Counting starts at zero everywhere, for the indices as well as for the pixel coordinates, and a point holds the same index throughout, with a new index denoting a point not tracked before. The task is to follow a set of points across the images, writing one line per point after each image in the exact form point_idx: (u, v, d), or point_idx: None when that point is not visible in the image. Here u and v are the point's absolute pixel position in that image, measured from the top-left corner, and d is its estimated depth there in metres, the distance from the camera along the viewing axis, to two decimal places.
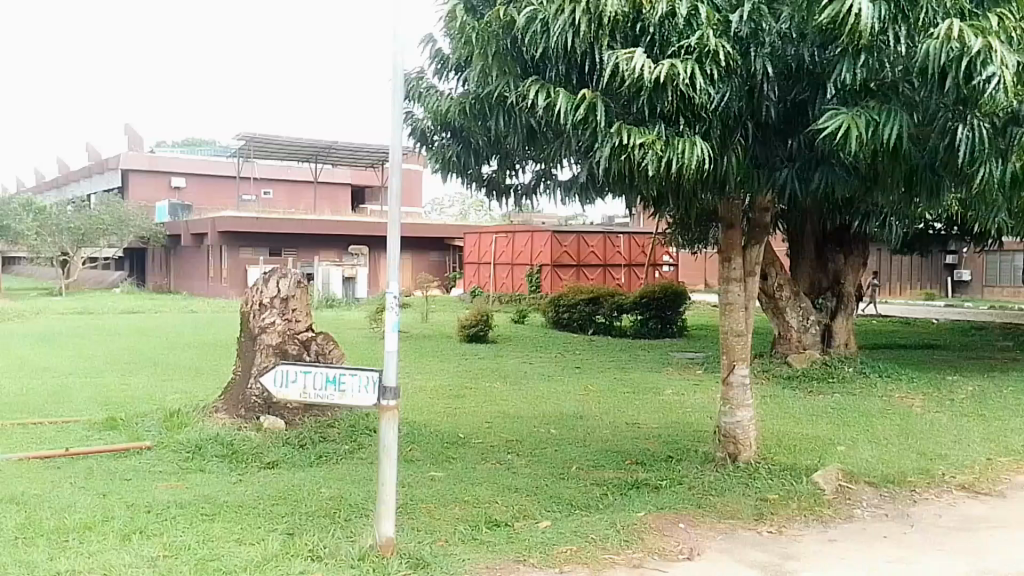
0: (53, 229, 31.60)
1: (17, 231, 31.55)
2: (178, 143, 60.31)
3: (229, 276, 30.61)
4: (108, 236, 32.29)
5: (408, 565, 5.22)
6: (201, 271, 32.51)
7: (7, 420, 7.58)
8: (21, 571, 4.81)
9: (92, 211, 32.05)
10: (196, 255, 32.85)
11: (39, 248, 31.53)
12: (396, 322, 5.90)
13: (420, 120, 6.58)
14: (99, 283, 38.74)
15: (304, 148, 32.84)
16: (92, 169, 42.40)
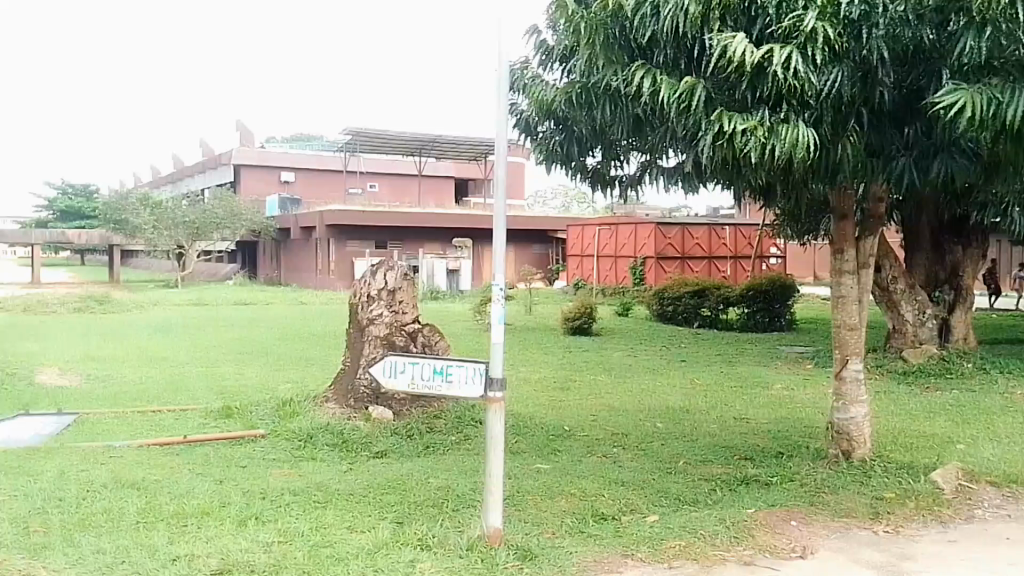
0: (169, 222, 32.37)
1: (134, 225, 32.33)
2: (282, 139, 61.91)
3: (337, 269, 31.27)
4: (218, 232, 33.02)
5: (517, 556, 5.22)
6: (308, 265, 33.20)
7: (128, 408, 7.91)
8: (146, 555, 4.98)
9: (206, 206, 32.86)
10: (304, 247, 33.61)
11: (155, 240, 32.39)
12: (501, 314, 5.80)
13: (526, 111, 6.61)
14: (214, 276, 39.56)
15: (409, 143, 33.34)
16: (206, 164, 43.64)
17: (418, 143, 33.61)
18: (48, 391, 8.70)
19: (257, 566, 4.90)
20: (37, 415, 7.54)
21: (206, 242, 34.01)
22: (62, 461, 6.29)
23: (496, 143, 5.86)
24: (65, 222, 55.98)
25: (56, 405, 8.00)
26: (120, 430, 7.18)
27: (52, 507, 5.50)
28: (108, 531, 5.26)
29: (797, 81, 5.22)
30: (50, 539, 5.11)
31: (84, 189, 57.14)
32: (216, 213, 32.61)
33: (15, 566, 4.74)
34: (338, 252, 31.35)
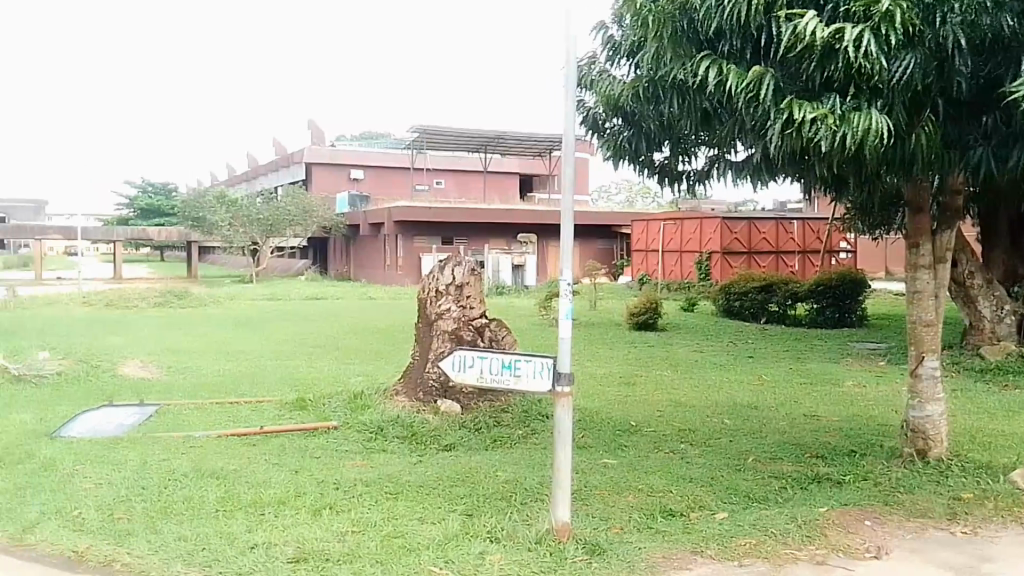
0: (245, 220, 33.60)
1: (212, 223, 33.64)
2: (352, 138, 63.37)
3: (405, 266, 31.77)
4: (291, 228, 33.98)
5: (586, 551, 5.22)
6: (377, 262, 33.80)
7: (207, 400, 8.20)
8: (226, 543, 5.14)
9: (280, 203, 33.84)
10: (372, 244, 34.22)
11: (231, 238, 33.65)
12: (569, 309, 5.80)
13: (592, 107, 6.64)
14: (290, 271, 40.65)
15: (474, 139, 33.70)
16: (279, 163, 45.06)
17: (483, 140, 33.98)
18: (133, 382, 9.08)
19: (332, 555, 5.02)
20: (121, 406, 7.86)
21: (279, 239, 35.03)
22: (145, 450, 6.54)
23: (563, 137, 5.81)
24: (145, 221, 57.44)
25: (140, 397, 8.34)
26: (200, 421, 7.44)
27: (135, 495, 5.70)
28: (189, 518, 5.43)
29: (870, 64, 5.04)
30: (135, 526, 5.30)
31: (164, 189, 58.78)
32: (289, 210, 33.54)
33: (103, 552, 4.94)
34: (406, 250, 31.81)
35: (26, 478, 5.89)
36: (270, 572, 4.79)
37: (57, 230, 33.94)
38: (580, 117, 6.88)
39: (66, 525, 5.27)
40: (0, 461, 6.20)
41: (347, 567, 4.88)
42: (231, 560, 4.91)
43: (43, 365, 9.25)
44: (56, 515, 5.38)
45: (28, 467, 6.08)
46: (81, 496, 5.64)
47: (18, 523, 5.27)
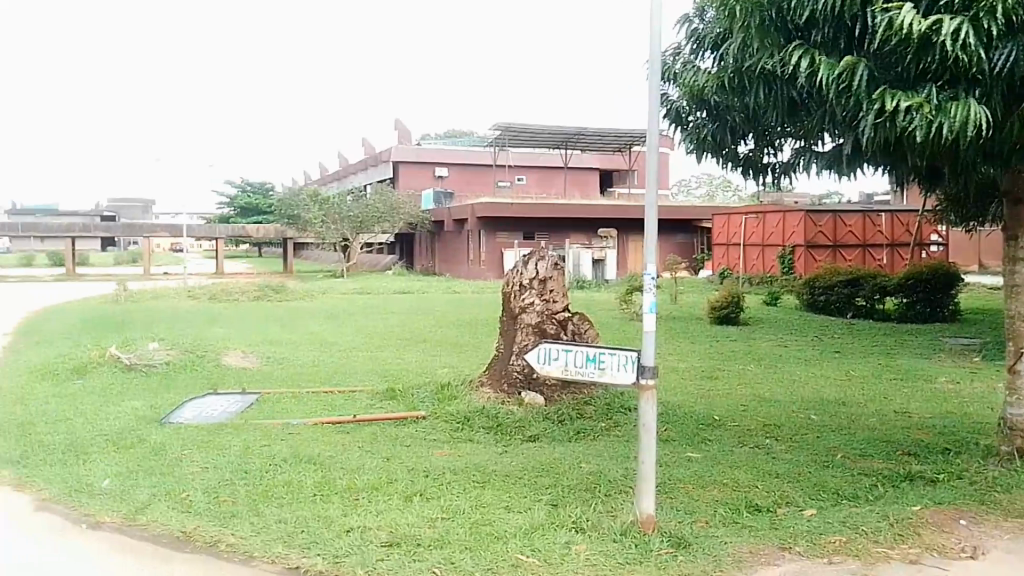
0: (337, 217, 34.77)
1: (306, 220, 35.13)
2: (436, 137, 64.69)
3: (488, 262, 32.24)
4: (379, 225, 34.88)
5: (671, 543, 5.25)
6: (461, 257, 34.39)
7: (302, 388, 8.59)
8: (322, 526, 5.37)
9: (369, 200, 34.87)
10: (457, 239, 34.78)
11: (324, 233, 34.95)
12: (653, 303, 5.77)
13: (676, 101, 6.69)
14: (377, 266, 42.18)
15: (555, 135, 34.26)
16: (368, 163, 46.57)
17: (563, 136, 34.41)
18: (235, 371, 9.59)
19: (423, 540, 5.19)
20: (223, 394, 8.30)
21: (368, 235, 36.02)
22: (246, 436, 6.88)
23: (647, 133, 5.81)
24: (244, 217, 59.82)
25: (241, 385, 8.81)
26: (296, 409, 7.78)
27: (238, 479, 5.99)
28: (288, 502, 5.67)
29: (969, 55, 4.92)
30: (238, 508, 5.57)
31: (261, 187, 60.89)
32: (376, 208, 34.46)
33: (209, 533, 5.24)
34: (490, 245, 32.34)
35: (140, 461, 6.29)
36: (365, 555, 4.98)
37: (163, 227, 35.97)
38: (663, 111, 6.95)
39: (175, 506, 5.58)
40: (118, 444, 6.64)
41: (438, 552, 5.03)
42: (328, 543, 5.13)
43: (153, 355, 9.79)
44: (165, 496, 5.70)
45: (141, 451, 6.49)
46: (189, 478, 5.97)
47: (131, 503, 5.60)
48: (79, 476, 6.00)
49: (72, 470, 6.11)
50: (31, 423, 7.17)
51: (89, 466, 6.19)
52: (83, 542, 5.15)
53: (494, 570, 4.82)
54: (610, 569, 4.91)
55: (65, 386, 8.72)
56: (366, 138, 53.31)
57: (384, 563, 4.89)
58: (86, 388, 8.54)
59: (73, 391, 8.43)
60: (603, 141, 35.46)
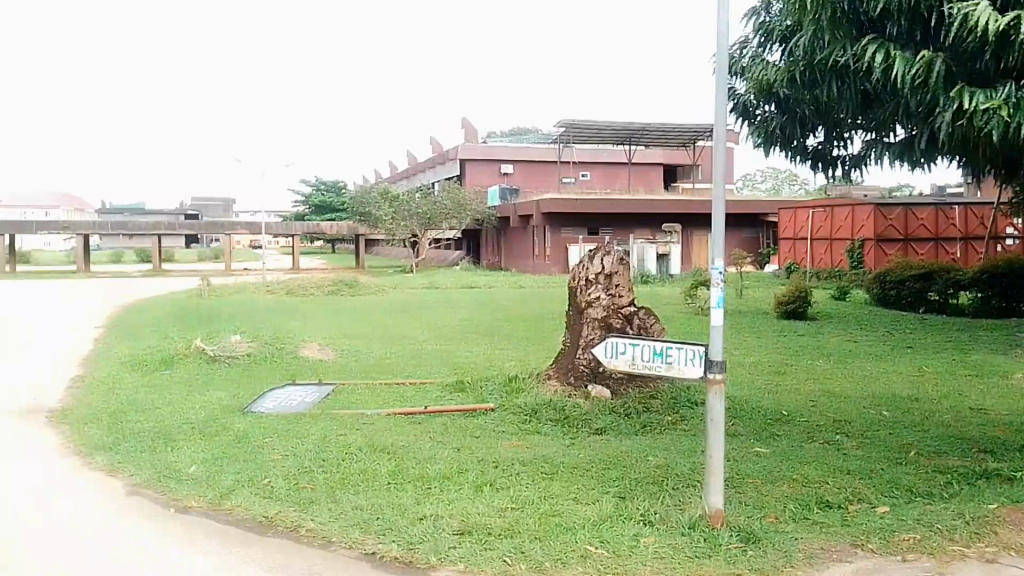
0: (405, 214, 35.22)
1: (376, 218, 35.65)
2: (501, 134, 65.33)
3: (552, 256, 32.69)
4: (447, 222, 35.51)
5: (741, 538, 5.23)
6: (527, 251, 34.90)
7: (375, 380, 8.93)
8: (396, 513, 5.53)
9: (437, 197, 35.37)
10: (523, 235, 35.36)
11: (394, 230, 35.47)
12: (721, 296, 5.59)
13: (745, 94, 6.80)
14: (445, 261, 43.32)
15: (620, 132, 34.46)
16: (436, 160, 47.59)
17: (626, 133, 34.70)
18: (312, 363, 9.97)
19: (494, 529, 5.30)
20: (302, 385, 8.66)
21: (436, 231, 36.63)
22: (324, 425, 7.15)
23: (715, 127, 5.73)
24: (319, 215, 61.31)
25: (318, 376, 9.17)
26: (372, 400, 8.09)
27: (317, 466, 6.22)
28: (364, 489, 5.87)
29: None
30: (316, 495, 5.77)
31: (334, 185, 62.11)
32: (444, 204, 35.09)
33: (289, 519, 5.46)
34: (555, 240, 32.71)
35: (225, 448, 6.59)
36: (438, 542, 5.13)
37: (244, 225, 37.42)
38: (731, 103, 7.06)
39: (257, 492, 5.82)
40: (204, 432, 6.99)
41: (508, 542, 5.15)
42: (403, 530, 5.29)
43: (235, 347, 10.23)
44: (247, 482, 5.95)
45: (225, 439, 6.81)
46: (270, 465, 6.23)
47: (216, 488, 5.87)
48: (167, 462, 6.32)
49: (161, 456, 6.44)
50: (123, 412, 7.62)
51: (177, 452, 6.52)
52: (172, 525, 5.41)
53: (564, 560, 4.90)
54: (681, 562, 4.92)
55: (154, 376, 9.22)
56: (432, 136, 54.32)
57: (457, 551, 5.03)
58: (173, 379, 9.01)
59: (160, 381, 8.93)
60: (667, 136, 35.61)
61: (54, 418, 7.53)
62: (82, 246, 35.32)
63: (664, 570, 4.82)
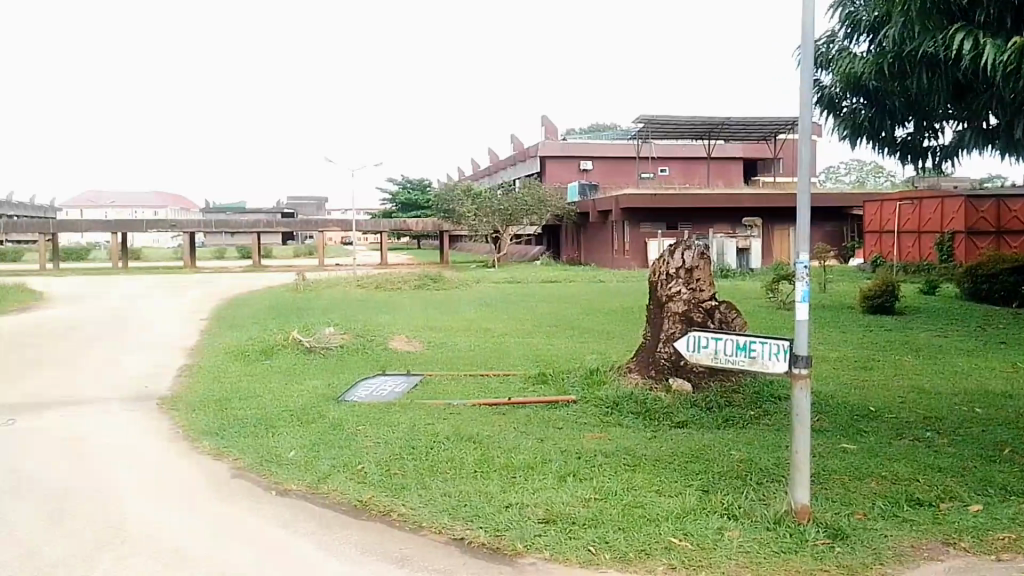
0: (488, 211, 36.19)
1: (459, 214, 36.73)
2: (581, 130, 65.34)
3: (632, 252, 32.63)
4: (527, 218, 36.37)
5: (828, 534, 5.14)
6: (605, 247, 34.95)
7: (460, 371, 9.36)
8: (483, 501, 5.71)
9: (518, 194, 36.23)
10: (601, 231, 35.45)
11: (477, 227, 36.48)
12: (806, 290, 5.41)
13: (830, 87, 6.94)
14: (526, 256, 43.75)
15: (697, 126, 34.59)
16: (517, 157, 48.28)
17: (705, 127, 35.09)
18: (401, 354, 10.42)
19: (578, 519, 5.41)
20: (392, 374, 9.10)
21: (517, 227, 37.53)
22: (413, 414, 7.50)
23: (800, 120, 5.55)
24: (404, 213, 62.67)
25: (407, 367, 9.59)
26: (459, 390, 8.48)
27: (406, 454, 6.48)
28: (452, 476, 6.09)
29: None
30: (407, 481, 6.01)
31: (419, 184, 63.12)
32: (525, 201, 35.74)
33: (383, 504, 5.70)
34: (634, 235, 32.67)
35: (322, 434, 6.96)
36: (524, 530, 5.27)
37: (335, 222, 38.33)
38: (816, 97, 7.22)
39: (351, 477, 6.10)
40: (302, 419, 7.42)
41: (593, 531, 5.24)
42: (490, 517, 5.45)
43: (329, 340, 10.72)
44: (342, 467, 6.24)
45: (322, 425, 7.20)
46: (362, 452, 6.53)
47: (314, 472, 6.17)
48: (268, 447, 6.71)
49: (262, 441, 6.85)
50: (227, 400, 8.16)
51: (277, 438, 6.92)
52: (274, 506, 5.72)
53: (648, 552, 4.95)
54: (766, 557, 4.88)
55: (255, 366, 9.80)
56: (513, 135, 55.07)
57: (542, 539, 5.15)
58: (273, 368, 9.57)
59: (261, 370, 9.52)
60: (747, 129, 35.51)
61: (164, 405, 8.12)
62: (187, 243, 37.20)
63: (750, 564, 4.80)
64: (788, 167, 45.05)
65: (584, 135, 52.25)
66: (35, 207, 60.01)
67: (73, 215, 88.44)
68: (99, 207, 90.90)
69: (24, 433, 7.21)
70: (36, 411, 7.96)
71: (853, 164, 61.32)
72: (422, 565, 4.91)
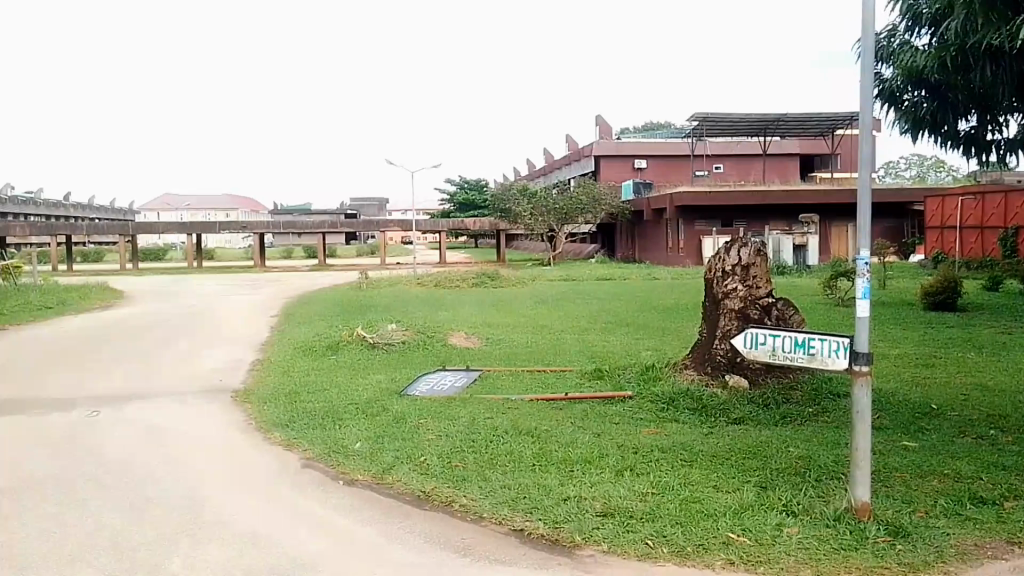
0: (544, 210, 36.69)
1: (516, 213, 37.34)
2: (633, 129, 65.05)
3: (687, 249, 32.56)
4: (582, 215, 36.72)
5: (889, 531, 5.09)
6: (660, 245, 34.94)
7: (518, 367, 9.65)
8: (542, 493, 5.83)
9: (572, 193, 36.71)
10: (656, 229, 35.45)
11: (532, 226, 37.01)
12: (866, 287, 5.29)
13: (893, 81, 7.36)
14: (580, 254, 43.92)
15: (754, 121, 35.03)
16: (571, 157, 48.59)
17: (761, 123, 35.71)
18: (460, 350, 10.73)
19: (635, 513, 5.46)
20: (452, 370, 9.42)
21: (571, 225, 37.95)
22: (473, 408, 7.75)
23: (860, 116, 5.47)
24: (462, 213, 63.09)
25: (466, 363, 9.87)
26: (516, 385, 8.76)
27: (467, 447, 6.70)
28: (511, 469, 6.25)
29: None
30: (468, 473, 6.20)
31: (476, 184, 63.20)
32: (580, 200, 36.21)
33: (445, 494, 5.89)
34: (689, 233, 32.58)
35: (387, 427, 7.24)
36: (583, 523, 5.35)
37: (395, 223, 39.23)
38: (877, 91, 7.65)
39: (415, 468, 6.32)
40: (367, 412, 7.72)
41: (650, 525, 5.29)
42: (549, 509, 5.57)
43: (391, 335, 11.04)
44: (406, 459, 6.48)
45: (386, 419, 7.48)
46: (425, 444, 6.77)
47: (379, 463, 6.42)
48: (336, 438, 7.00)
49: (330, 433, 7.16)
50: (297, 393, 8.57)
51: (344, 429, 7.22)
52: (341, 495, 5.96)
53: (706, 547, 4.97)
54: (826, 553, 4.85)
55: (322, 360, 10.18)
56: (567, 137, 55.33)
57: (600, 532, 5.23)
58: (339, 363, 9.94)
59: (329, 364, 9.94)
60: (805, 121, 35.87)
61: (237, 399, 8.56)
62: (258, 243, 38.11)
63: (810, 560, 4.78)
64: (846, 163, 44.10)
65: (637, 134, 52.07)
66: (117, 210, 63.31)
67: (148, 217, 91.88)
68: (172, 210, 94.19)
69: (111, 424, 7.68)
70: (122, 403, 8.47)
71: (914, 159, 59.57)
72: (484, 554, 5.05)
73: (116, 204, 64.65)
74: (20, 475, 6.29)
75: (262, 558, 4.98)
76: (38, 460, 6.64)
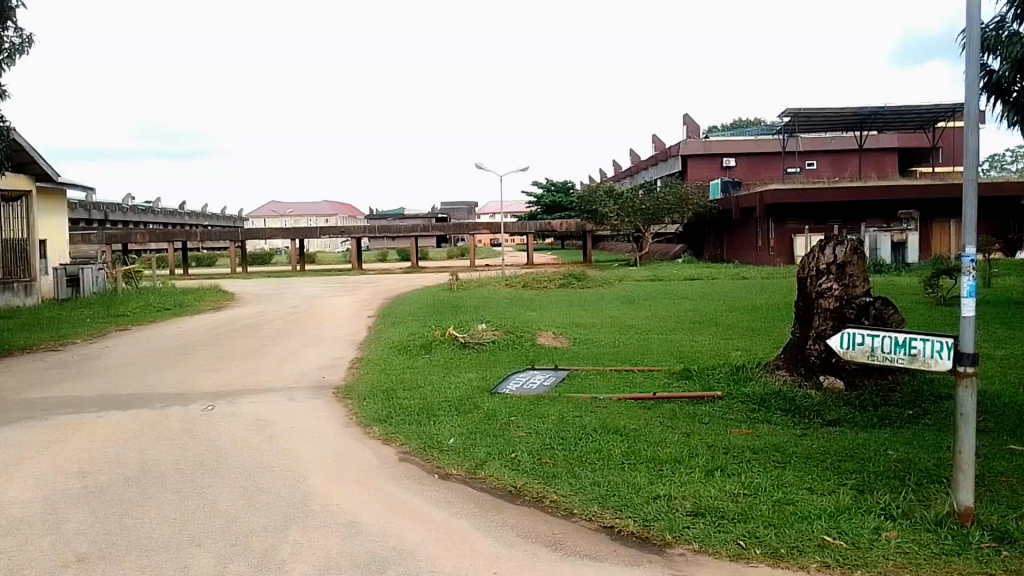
0: (630, 211, 36.59)
1: (603, 214, 37.22)
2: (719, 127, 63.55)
3: (777, 247, 32.31)
4: (669, 215, 36.32)
5: (995, 538, 4.88)
6: (749, 243, 34.42)
7: (607, 366, 9.77)
8: (631, 491, 5.88)
9: (659, 193, 36.38)
10: (745, 228, 34.80)
11: (619, 226, 36.98)
12: (972, 284, 4.85)
13: (997, 72, 8.18)
14: (667, 254, 43.68)
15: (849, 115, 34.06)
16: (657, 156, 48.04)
17: (857, 117, 34.55)
18: (549, 349, 11.00)
19: (726, 513, 5.42)
20: (541, 369, 9.67)
21: (659, 225, 37.64)
22: (561, 407, 7.93)
23: (965, 108, 5.17)
24: (550, 214, 63.41)
25: (554, 362, 10.12)
26: (605, 384, 8.93)
27: (556, 445, 6.86)
28: (599, 467, 6.35)
29: None
30: (558, 469, 6.36)
31: (563, 185, 63.29)
32: (665, 199, 35.81)
33: (537, 489, 6.04)
34: (779, 232, 32.27)
35: (478, 425, 7.50)
36: (672, 521, 5.36)
37: (485, 225, 39.92)
38: (981, 81, 8.45)
39: (506, 464, 6.53)
40: (460, 409, 8.02)
41: (742, 526, 5.24)
42: (638, 507, 5.60)
43: (482, 335, 11.36)
44: (498, 455, 6.71)
45: (477, 416, 7.77)
46: (517, 441, 7.00)
47: (473, 459, 6.68)
48: (431, 434, 7.35)
49: (426, 428, 7.52)
50: (394, 389, 8.99)
51: (439, 425, 7.58)
52: (437, 487, 6.25)
53: (800, 548, 4.89)
54: (927, 558, 4.69)
55: (416, 358, 10.57)
56: (653, 137, 54.78)
57: (691, 531, 5.23)
58: (432, 361, 10.33)
59: (424, 361, 10.39)
60: (906, 115, 34.64)
61: (339, 395, 9.09)
62: (354, 246, 39.05)
63: (909, 565, 4.64)
64: (947, 156, 41.73)
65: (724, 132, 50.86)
66: (230, 217, 67.27)
67: (257, 224, 96.12)
68: (279, 216, 97.79)
69: (223, 418, 8.25)
70: (233, 398, 9.09)
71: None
72: (575, 549, 5.14)
73: (227, 210, 68.67)
74: (143, 465, 6.81)
75: (364, 545, 5.24)
76: (158, 450, 7.20)
